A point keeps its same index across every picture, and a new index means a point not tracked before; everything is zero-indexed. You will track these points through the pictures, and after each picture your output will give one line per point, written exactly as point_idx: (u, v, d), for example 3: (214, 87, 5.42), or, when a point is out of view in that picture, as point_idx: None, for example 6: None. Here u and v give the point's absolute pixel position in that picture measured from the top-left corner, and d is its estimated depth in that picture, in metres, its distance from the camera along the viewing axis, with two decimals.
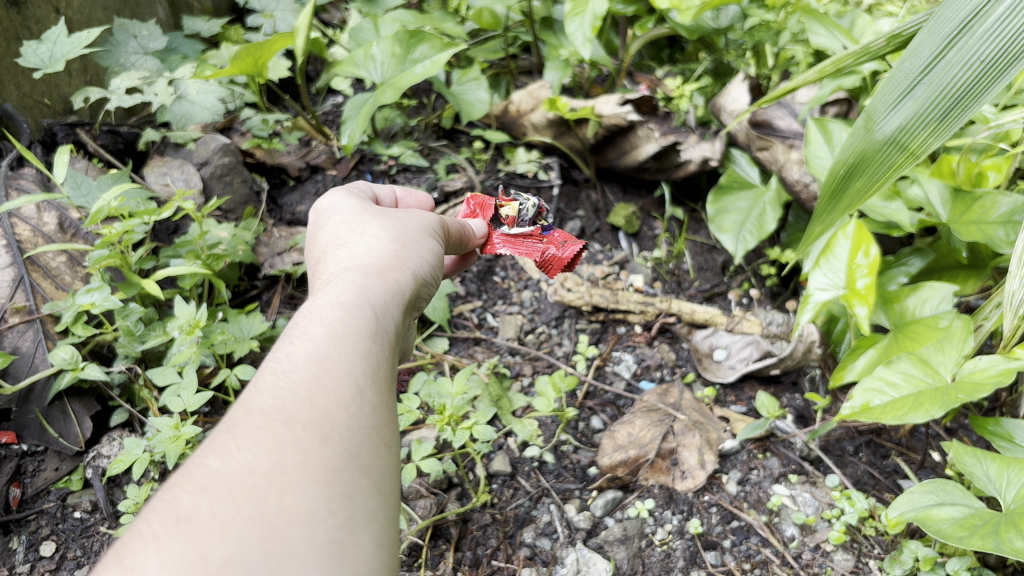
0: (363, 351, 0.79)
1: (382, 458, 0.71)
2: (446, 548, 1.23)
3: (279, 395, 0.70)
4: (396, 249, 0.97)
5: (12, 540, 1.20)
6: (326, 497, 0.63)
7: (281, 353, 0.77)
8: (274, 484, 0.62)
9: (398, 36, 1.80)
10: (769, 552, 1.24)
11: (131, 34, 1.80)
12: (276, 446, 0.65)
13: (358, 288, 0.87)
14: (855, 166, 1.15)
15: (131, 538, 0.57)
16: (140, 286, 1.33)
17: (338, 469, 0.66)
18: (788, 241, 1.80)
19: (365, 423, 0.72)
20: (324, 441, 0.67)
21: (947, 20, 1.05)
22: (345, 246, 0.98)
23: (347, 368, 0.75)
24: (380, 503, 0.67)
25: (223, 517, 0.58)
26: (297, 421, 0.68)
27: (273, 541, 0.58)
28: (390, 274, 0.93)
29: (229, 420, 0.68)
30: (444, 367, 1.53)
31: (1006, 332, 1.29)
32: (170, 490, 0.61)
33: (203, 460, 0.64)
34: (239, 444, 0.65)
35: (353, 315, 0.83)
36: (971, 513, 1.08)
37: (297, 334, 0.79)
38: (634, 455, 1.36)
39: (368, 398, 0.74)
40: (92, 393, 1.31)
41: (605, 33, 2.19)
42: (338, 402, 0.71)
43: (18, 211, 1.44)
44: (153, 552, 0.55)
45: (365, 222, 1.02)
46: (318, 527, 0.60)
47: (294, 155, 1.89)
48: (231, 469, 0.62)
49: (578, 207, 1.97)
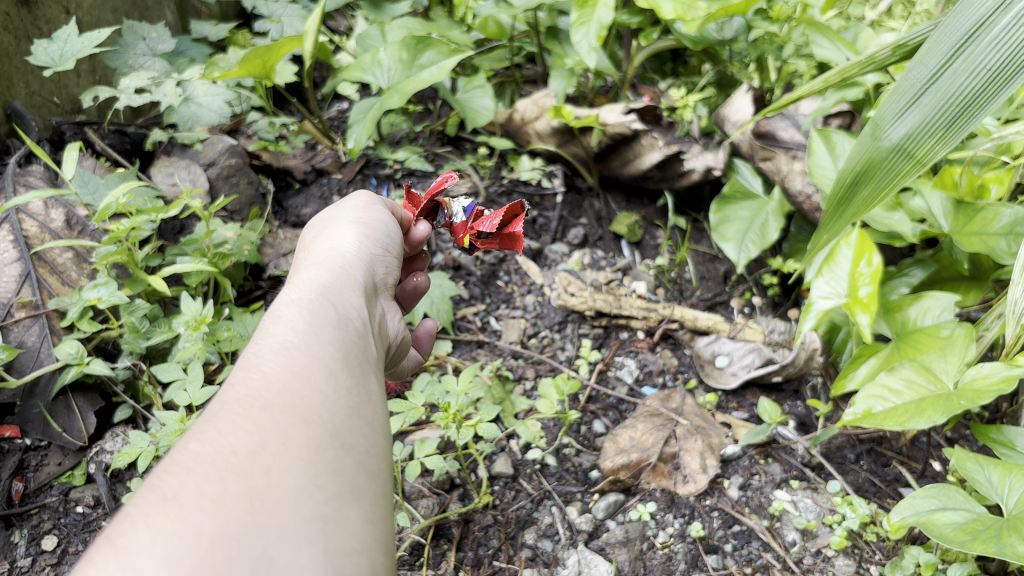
0: (334, 339, 0.79)
1: (363, 438, 0.71)
2: (448, 548, 1.23)
3: (252, 385, 0.70)
4: (361, 249, 0.98)
5: (14, 534, 1.20)
6: (312, 474, 0.63)
7: (251, 351, 0.76)
8: (258, 462, 0.62)
9: (406, 41, 1.81)
10: (771, 557, 1.25)
11: (140, 36, 1.81)
12: (255, 430, 0.65)
13: (323, 285, 0.88)
14: (862, 173, 1.16)
15: (120, 521, 0.56)
16: (147, 283, 1.33)
17: (318, 446, 0.66)
18: (791, 251, 1.81)
19: (341, 405, 0.72)
20: (303, 423, 0.67)
21: (955, 30, 1.06)
22: (307, 253, 0.98)
23: (319, 357, 0.76)
24: (366, 480, 0.67)
25: (211, 493, 0.58)
26: (274, 406, 0.68)
27: (264, 512, 0.58)
28: (356, 270, 0.94)
29: (204, 413, 0.68)
30: (448, 369, 1.54)
31: (1007, 341, 1.30)
32: (154, 478, 0.60)
33: (182, 449, 0.63)
34: (219, 430, 0.64)
35: (322, 309, 0.83)
36: (973, 518, 1.08)
37: (266, 333, 0.79)
38: (636, 458, 1.37)
39: (343, 383, 0.75)
40: (97, 388, 1.32)
41: (609, 45, 2.20)
42: (311, 387, 0.71)
43: (26, 207, 1.44)
44: (144, 530, 0.55)
45: (324, 226, 1.03)
46: (304, 500, 0.60)
47: (300, 158, 1.91)
48: (213, 451, 0.62)
49: (580, 215, 1.99)
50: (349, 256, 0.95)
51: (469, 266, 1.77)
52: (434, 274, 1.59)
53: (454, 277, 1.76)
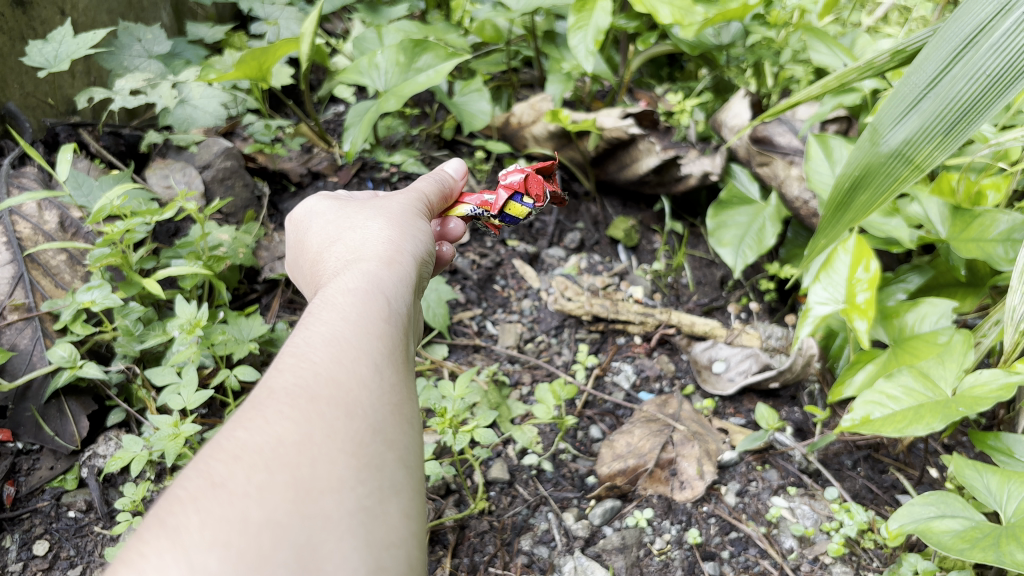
0: (381, 331, 0.79)
1: (405, 434, 0.71)
2: (444, 554, 1.22)
3: (302, 373, 0.70)
4: (400, 237, 0.97)
5: (6, 539, 1.20)
6: (355, 467, 0.63)
7: (300, 336, 0.76)
8: (305, 453, 0.62)
9: (403, 44, 1.80)
10: (768, 564, 1.24)
11: (135, 37, 1.80)
12: (304, 419, 0.65)
13: (371, 276, 0.87)
14: (861, 179, 1.16)
15: (170, 501, 0.57)
16: (141, 285, 1.32)
17: (363, 439, 0.66)
18: (788, 257, 1.80)
19: (386, 400, 0.71)
20: (349, 416, 0.67)
21: (954, 35, 1.05)
22: (346, 238, 0.98)
23: (366, 349, 0.75)
24: (406, 475, 0.67)
25: (257, 481, 0.58)
26: (324, 398, 0.67)
27: (311, 505, 0.58)
28: (401, 261, 0.93)
29: (255, 397, 0.68)
30: (444, 373, 1.53)
31: (1006, 347, 1.29)
32: (204, 461, 0.61)
33: (233, 433, 0.64)
34: (267, 418, 0.65)
35: (368, 300, 0.83)
36: (972, 525, 1.08)
37: (313, 320, 0.79)
38: (633, 464, 1.35)
39: (389, 376, 0.74)
40: (90, 392, 1.31)
41: (605, 50, 2.20)
42: (358, 378, 0.71)
43: (20, 208, 1.43)
44: (193, 512, 0.56)
45: (366, 214, 1.03)
46: (346, 496, 0.60)
47: (297, 160, 1.90)
48: (262, 439, 0.62)
49: (577, 219, 1.98)
50: (393, 246, 0.95)
51: (465, 270, 1.76)
52: (431, 278, 1.58)
53: (451, 281, 1.75)
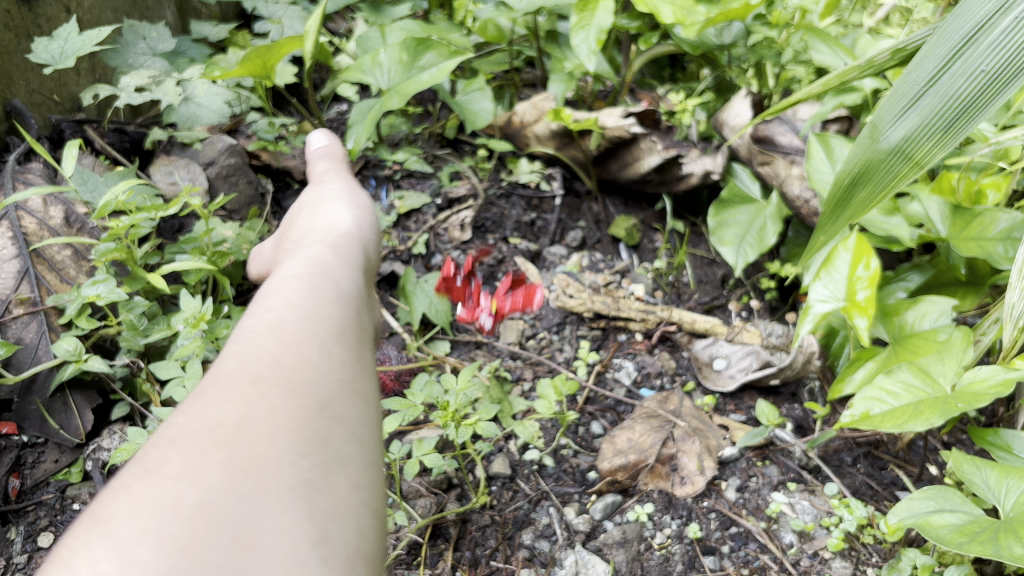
0: (329, 310, 0.79)
1: (355, 408, 0.71)
2: (446, 547, 1.23)
3: (243, 360, 0.70)
4: (347, 225, 0.98)
5: (11, 530, 1.20)
6: (297, 442, 0.63)
7: (243, 329, 0.77)
8: (241, 433, 0.62)
9: (406, 43, 1.81)
10: (768, 558, 1.25)
11: (141, 35, 1.82)
12: (244, 403, 0.65)
13: (319, 260, 0.88)
14: (861, 175, 1.17)
15: (105, 495, 0.57)
16: (145, 280, 1.33)
17: (305, 416, 0.65)
18: (788, 256, 1.81)
19: (332, 376, 0.71)
20: (292, 393, 0.67)
21: (953, 33, 1.06)
22: (293, 236, 0.99)
23: (312, 328, 0.75)
24: (355, 449, 0.67)
25: (191, 464, 0.58)
26: (265, 380, 0.68)
27: (248, 484, 0.58)
28: (348, 245, 0.94)
29: (197, 389, 0.68)
30: (446, 369, 1.53)
31: (1005, 345, 1.29)
32: (143, 453, 0.61)
33: (172, 423, 0.64)
34: (205, 405, 0.65)
35: (317, 282, 0.83)
36: (971, 520, 1.08)
37: (257, 311, 0.80)
38: (634, 460, 1.37)
39: (335, 353, 0.74)
40: (95, 385, 1.32)
41: (607, 50, 2.21)
42: (302, 357, 0.71)
43: (26, 203, 1.45)
44: (124, 502, 0.55)
45: (312, 211, 1.03)
46: (286, 471, 0.60)
47: (300, 158, 1.92)
48: (198, 425, 0.62)
49: (579, 218, 1.97)
50: (341, 233, 0.95)
51: (467, 267, 1.76)
52: (434, 274, 1.59)
53: (453, 279, 1.75)
